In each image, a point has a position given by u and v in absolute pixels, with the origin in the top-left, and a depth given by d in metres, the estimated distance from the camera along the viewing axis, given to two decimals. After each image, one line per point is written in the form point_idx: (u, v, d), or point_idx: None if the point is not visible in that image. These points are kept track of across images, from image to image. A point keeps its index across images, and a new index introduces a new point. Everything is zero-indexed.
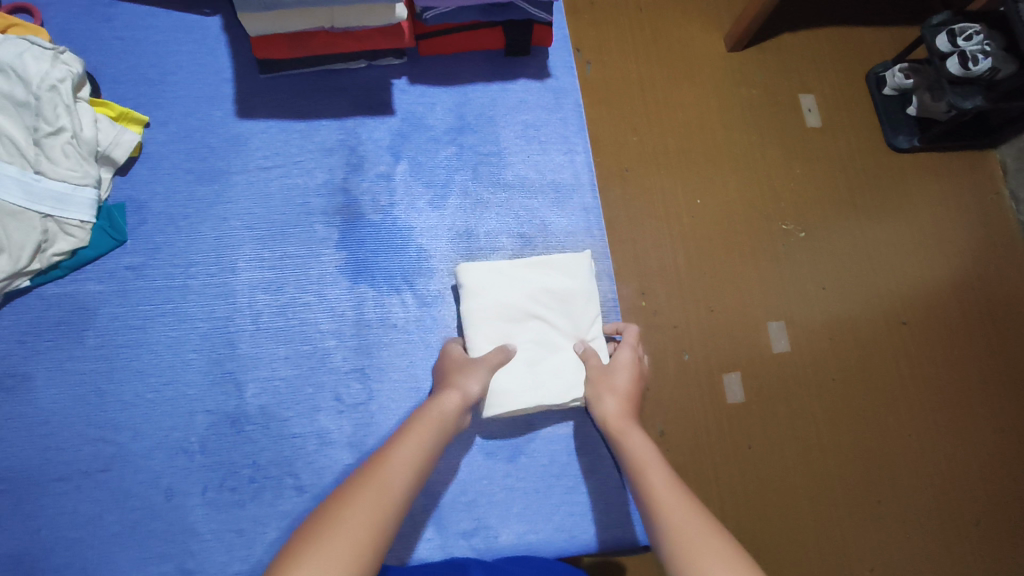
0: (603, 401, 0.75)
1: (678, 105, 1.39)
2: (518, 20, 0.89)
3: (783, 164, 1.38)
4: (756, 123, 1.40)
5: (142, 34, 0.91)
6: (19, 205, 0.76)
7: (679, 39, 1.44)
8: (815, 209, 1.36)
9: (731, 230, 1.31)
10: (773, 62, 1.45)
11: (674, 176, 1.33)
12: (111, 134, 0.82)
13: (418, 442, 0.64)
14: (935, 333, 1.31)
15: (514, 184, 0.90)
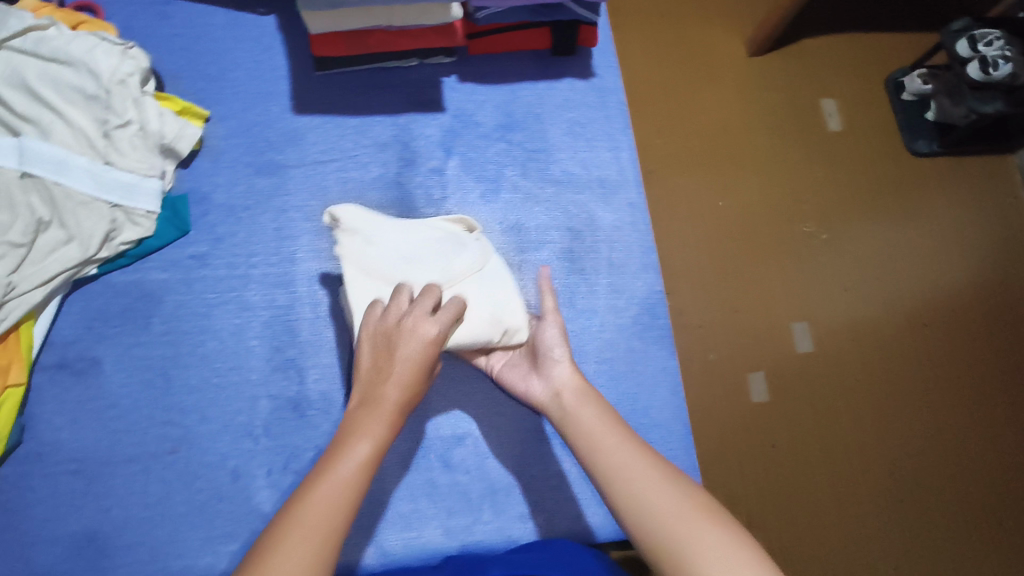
0: (558, 370, 0.74)
1: (702, 108, 1.42)
2: (565, 22, 0.92)
3: (804, 167, 1.40)
4: (778, 127, 1.42)
5: (200, 31, 0.94)
6: (91, 194, 0.79)
7: (701, 44, 1.47)
8: (836, 211, 1.38)
9: (753, 232, 1.34)
10: (796, 66, 1.48)
11: (698, 179, 1.35)
12: (175, 127, 0.83)
13: (359, 458, 0.63)
14: (955, 334, 1.32)
15: (561, 180, 0.93)
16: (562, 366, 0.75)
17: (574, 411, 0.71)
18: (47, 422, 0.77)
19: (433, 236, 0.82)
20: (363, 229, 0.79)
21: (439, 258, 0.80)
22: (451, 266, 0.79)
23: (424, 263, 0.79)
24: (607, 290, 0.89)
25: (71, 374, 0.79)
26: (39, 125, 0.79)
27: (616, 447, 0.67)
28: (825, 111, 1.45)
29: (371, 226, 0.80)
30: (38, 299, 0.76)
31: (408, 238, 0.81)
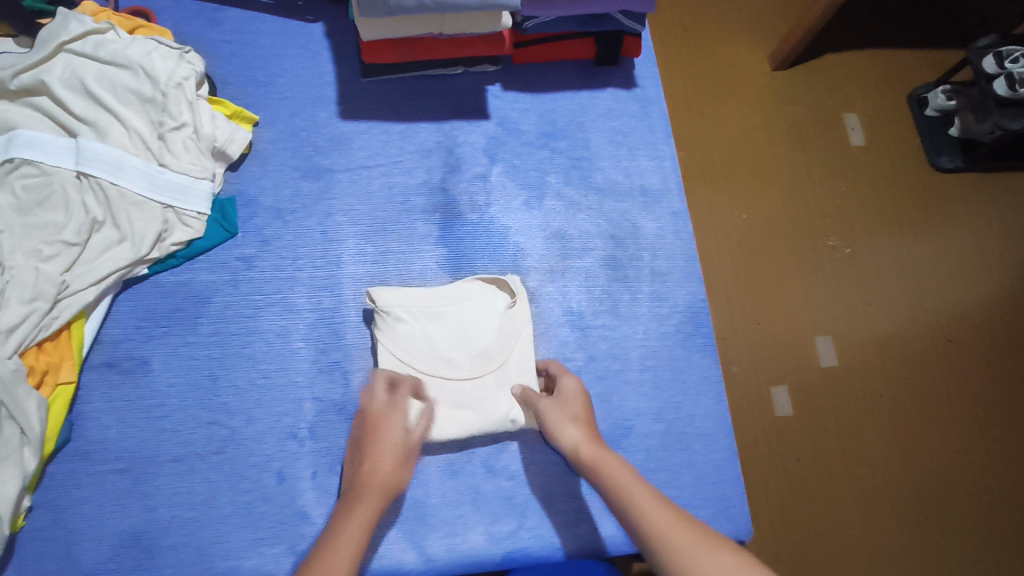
0: (565, 434, 0.74)
1: (728, 121, 1.42)
2: (610, 31, 0.93)
3: (829, 181, 1.40)
4: (803, 141, 1.43)
5: (249, 37, 0.95)
6: (144, 195, 0.80)
7: (727, 58, 1.48)
8: (859, 227, 1.37)
9: (778, 246, 1.34)
10: (823, 81, 1.48)
11: (722, 192, 1.35)
12: (226, 131, 0.85)
13: (354, 536, 0.64)
14: (982, 352, 1.31)
15: (604, 188, 0.93)
16: (572, 431, 0.74)
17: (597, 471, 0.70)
18: (94, 420, 0.77)
19: (473, 311, 0.83)
20: (403, 302, 0.81)
21: (473, 343, 0.82)
22: (474, 345, 0.82)
23: (458, 343, 0.82)
24: (649, 298, 0.90)
25: (120, 372, 0.79)
26: (95, 125, 0.80)
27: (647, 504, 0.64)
28: (848, 126, 1.45)
29: (410, 297, 0.82)
30: (91, 298, 0.77)
31: (448, 308, 0.83)
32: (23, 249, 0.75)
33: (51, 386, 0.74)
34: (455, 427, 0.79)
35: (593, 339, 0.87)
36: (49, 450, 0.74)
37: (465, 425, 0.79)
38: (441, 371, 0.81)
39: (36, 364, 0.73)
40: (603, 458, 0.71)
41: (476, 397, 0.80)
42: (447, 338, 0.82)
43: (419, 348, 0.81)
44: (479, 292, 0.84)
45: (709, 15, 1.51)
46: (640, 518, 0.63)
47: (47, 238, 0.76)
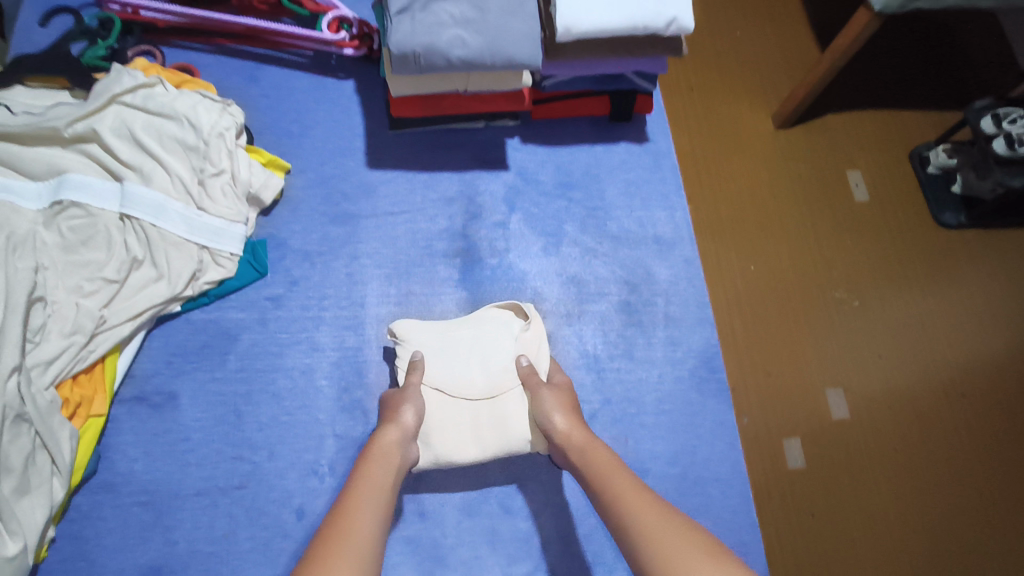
0: (555, 422, 0.76)
1: (731, 178, 1.48)
2: (624, 90, 0.99)
3: (834, 236, 1.44)
4: (808, 196, 1.47)
5: (285, 92, 1.02)
6: (182, 236, 0.84)
7: (731, 117, 1.55)
8: (867, 280, 1.40)
9: (788, 297, 1.36)
10: (823, 141, 1.54)
11: (727, 246, 1.39)
12: (262, 178, 0.91)
13: (383, 456, 0.70)
14: (996, 406, 1.31)
15: (618, 236, 0.97)
16: (563, 417, 0.76)
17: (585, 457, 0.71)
18: (122, 452, 0.79)
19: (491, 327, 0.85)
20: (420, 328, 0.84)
21: (493, 360, 0.83)
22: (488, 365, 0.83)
23: (478, 362, 0.83)
24: (663, 342, 0.92)
25: (149, 407, 0.81)
26: (140, 171, 0.85)
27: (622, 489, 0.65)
28: (851, 182, 1.50)
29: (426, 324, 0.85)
30: (126, 332, 0.80)
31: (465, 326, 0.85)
32: (66, 285, 0.79)
33: (83, 417, 0.76)
34: (476, 450, 0.80)
35: (609, 381, 0.89)
36: (77, 481, 0.75)
37: (486, 446, 0.80)
38: (463, 391, 0.82)
39: (70, 397, 0.75)
40: (590, 439, 0.73)
41: (497, 417, 0.81)
42: (466, 356, 0.84)
43: (438, 368, 0.83)
44: (494, 316, 0.86)
45: (714, 76, 1.60)
46: (619, 507, 0.64)
47: (89, 275, 0.80)
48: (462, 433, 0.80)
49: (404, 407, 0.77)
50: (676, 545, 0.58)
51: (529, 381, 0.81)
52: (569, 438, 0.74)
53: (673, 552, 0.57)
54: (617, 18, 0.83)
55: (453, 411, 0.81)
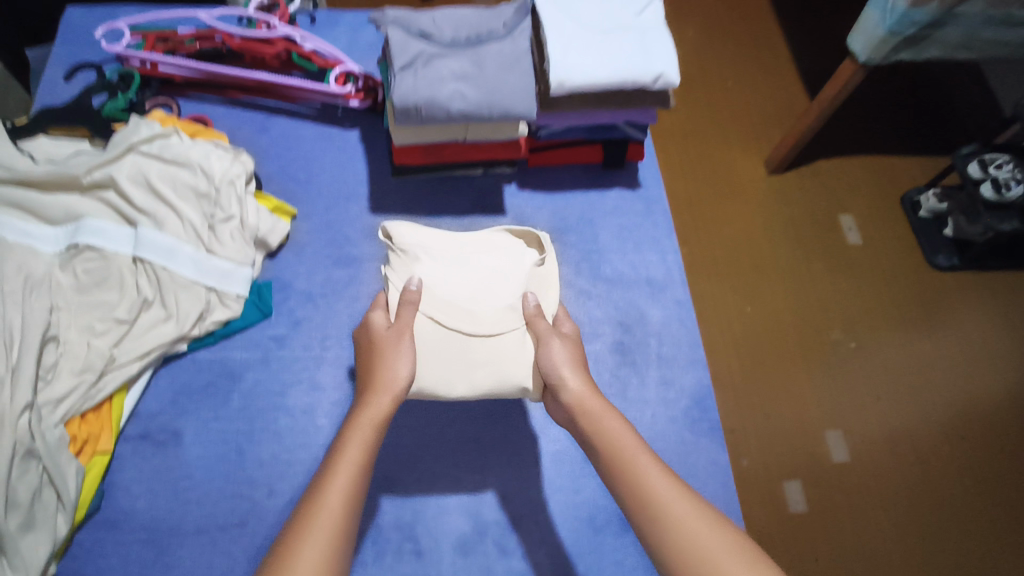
0: (568, 379, 0.76)
1: (724, 220, 1.53)
2: (616, 139, 1.04)
3: (829, 278, 1.48)
4: (802, 236, 1.52)
5: (293, 142, 1.07)
6: (191, 278, 0.88)
7: (726, 162, 1.62)
8: (861, 322, 1.43)
9: (785, 337, 1.39)
10: (814, 182, 1.60)
11: (724, 283, 1.43)
12: (269, 222, 0.94)
13: (367, 431, 0.70)
14: (998, 449, 1.32)
15: (612, 279, 1.01)
16: (574, 376, 0.77)
17: (604, 433, 0.72)
18: (125, 489, 0.81)
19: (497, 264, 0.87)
20: (419, 241, 0.88)
21: (498, 299, 0.84)
22: (492, 303, 0.84)
23: (484, 300, 0.84)
24: (657, 382, 0.94)
25: (153, 444, 0.83)
26: (154, 216, 0.89)
27: (651, 477, 0.67)
28: (844, 226, 1.55)
29: (424, 239, 0.89)
30: (134, 371, 0.82)
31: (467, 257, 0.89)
32: (78, 325, 0.82)
33: (88, 454, 0.78)
34: (466, 387, 0.79)
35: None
36: (81, 517, 0.77)
37: (477, 385, 0.79)
38: (461, 322, 0.82)
39: (78, 433, 0.78)
40: (605, 408, 0.74)
41: (494, 356, 0.80)
42: (467, 286, 0.85)
43: (437, 291, 0.84)
44: (506, 258, 0.89)
45: (708, 124, 1.69)
46: (649, 498, 0.65)
47: (100, 315, 0.83)
48: (456, 367, 0.79)
49: (394, 366, 0.75)
50: (712, 545, 0.61)
51: (536, 325, 0.82)
52: (584, 401, 0.75)
53: (706, 550, 0.61)
54: (605, 72, 0.88)
55: (448, 340, 0.80)
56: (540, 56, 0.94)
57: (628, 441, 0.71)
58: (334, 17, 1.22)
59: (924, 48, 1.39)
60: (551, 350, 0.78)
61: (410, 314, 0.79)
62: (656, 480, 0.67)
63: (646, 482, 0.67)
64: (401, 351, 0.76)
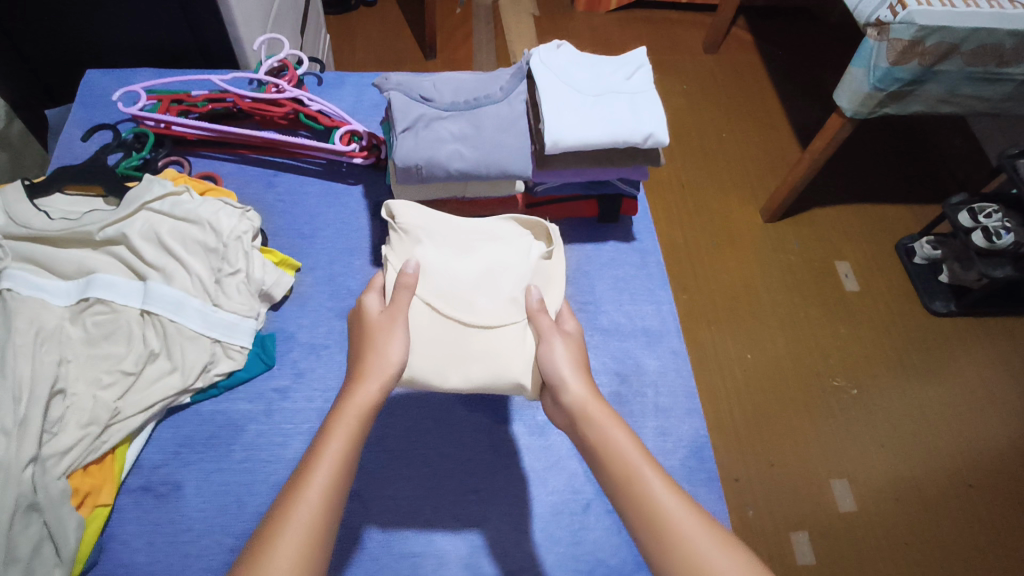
0: (570, 386, 0.76)
1: (728, 267, 1.95)
2: (611, 194, 1.08)
3: (831, 321, 1.84)
4: (804, 291, 1.90)
5: (299, 198, 1.12)
6: (197, 330, 0.90)
7: (733, 227, 2.05)
8: (865, 371, 1.73)
9: (801, 387, 1.71)
10: (807, 232, 2.03)
11: (727, 334, 1.80)
12: (274, 276, 0.97)
13: (352, 422, 0.70)
14: (1001, 490, 1.55)
15: (608, 329, 1.03)
16: (578, 384, 0.76)
17: (609, 442, 0.71)
18: (125, 542, 0.81)
19: (501, 257, 0.91)
20: (423, 225, 0.91)
21: (500, 293, 0.88)
22: (491, 297, 0.87)
23: (485, 294, 0.88)
24: (654, 433, 0.95)
25: (154, 496, 0.84)
26: (163, 271, 0.92)
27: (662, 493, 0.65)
28: (843, 270, 1.94)
29: (427, 222, 0.92)
30: (137, 424, 0.84)
31: (472, 245, 0.92)
32: (86, 377, 0.83)
33: (89, 507, 0.79)
34: (460, 378, 0.81)
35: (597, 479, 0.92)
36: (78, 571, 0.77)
37: (471, 378, 0.81)
38: (459, 314, 0.85)
39: (80, 486, 0.78)
40: (610, 415, 0.72)
41: (492, 350, 0.83)
42: (467, 275, 0.89)
43: (435, 281, 0.87)
44: (508, 253, 0.92)
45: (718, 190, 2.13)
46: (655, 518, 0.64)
47: (108, 367, 0.85)
48: (449, 357, 0.82)
49: (384, 360, 0.75)
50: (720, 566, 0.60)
51: (537, 321, 0.84)
52: (588, 408, 0.73)
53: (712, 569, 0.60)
54: (596, 133, 0.92)
55: (444, 329, 0.83)
56: (535, 117, 0.98)
57: (634, 453, 0.69)
58: (340, 79, 1.28)
59: (910, 102, 1.71)
60: (553, 350, 0.79)
61: (405, 298, 0.81)
62: (665, 497, 0.65)
63: (654, 497, 0.65)
64: (392, 344, 0.77)
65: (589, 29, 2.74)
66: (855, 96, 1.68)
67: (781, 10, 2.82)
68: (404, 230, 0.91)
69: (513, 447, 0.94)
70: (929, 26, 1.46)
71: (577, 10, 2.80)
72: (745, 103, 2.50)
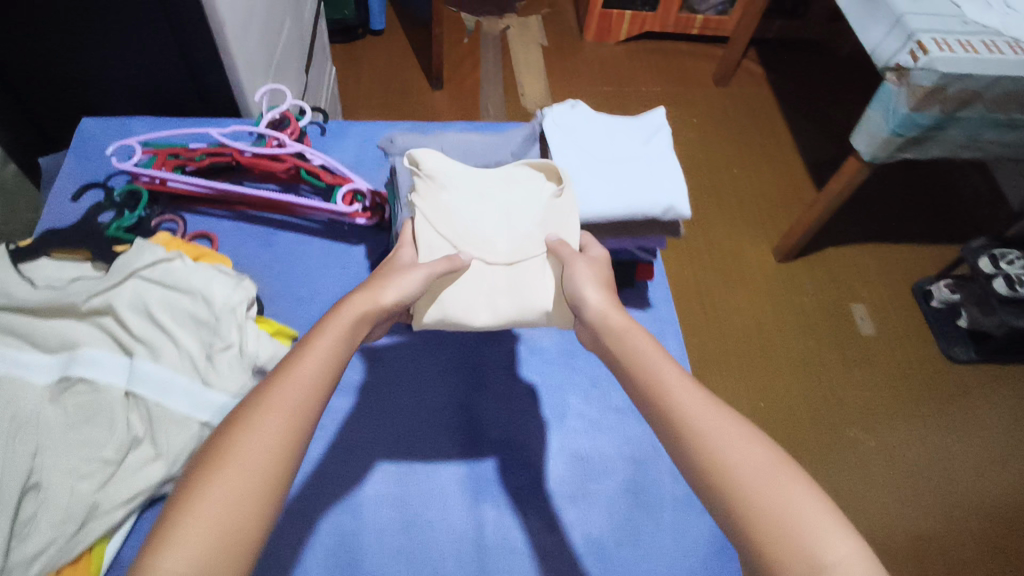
0: (588, 297, 0.79)
1: (739, 311, 1.98)
2: (625, 260, 1.03)
3: (843, 367, 1.88)
4: (818, 337, 1.94)
5: (298, 259, 1.07)
6: (185, 413, 0.84)
7: (747, 271, 2.07)
8: (880, 423, 1.77)
9: (816, 441, 1.73)
10: (819, 275, 2.06)
11: (738, 383, 1.83)
12: (270, 350, 0.91)
13: (342, 324, 0.72)
14: (1015, 546, 1.59)
15: (623, 407, 0.99)
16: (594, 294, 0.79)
17: (627, 339, 0.74)
18: None
19: (521, 194, 0.88)
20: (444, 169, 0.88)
21: (522, 229, 0.86)
22: (514, 235, 0.86)
23: (506, 231, 0.86)
24: (673, 525, 0.89)
25: None
26: (151, 348, 0.87)
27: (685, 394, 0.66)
28: (857, 315, 1.98)
29: (450, 168, 0.89)
30: (118, 518, 0.77)
31: (494, 185, 0.89)
32: (62, 467, 0.77)
33: None
34: (488, 315, 0.83)
35: (612, 413, 0.99)
36: None
37: (500, 312, 0.83)
38: (482, 255, 0.84)
39: None
40: (629, 321, 0.75)
41: (516, 284, 0.84)
42: (491, 217, 0.87)
43: (458, 225, 0.86)
44: (528, 187, 0.88)
45: (729, 233, 2.16)
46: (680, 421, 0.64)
47: (87, 455, 0.78)
48: (475, 294, 0.83)
49: (385, 288, 0.77)
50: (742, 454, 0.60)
51: (559, 252, 0.83)
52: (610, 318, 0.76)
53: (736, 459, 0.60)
54: (617, 205, 0.88)
55: (468, 271, 0.84)
56: None
57: (655, 354, 0.71)
58: (344, 128, 1.24)
59: (930, 147, 1.70)
60: (575, 270, 0.80)
61: (444, 267, 0.80)
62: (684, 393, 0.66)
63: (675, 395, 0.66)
64: (400, 276, 0.78)
65: (598, 60, 2.71)
66: (874, 138, 1.69)
67: (793, 42, 2.78)
68: (428, 175, 0.88)
69: (533, 388, 1.00)
70: (951, 74, 1.48)
71: (586, 41, 2.77)
72: (756, 137, 2.45)
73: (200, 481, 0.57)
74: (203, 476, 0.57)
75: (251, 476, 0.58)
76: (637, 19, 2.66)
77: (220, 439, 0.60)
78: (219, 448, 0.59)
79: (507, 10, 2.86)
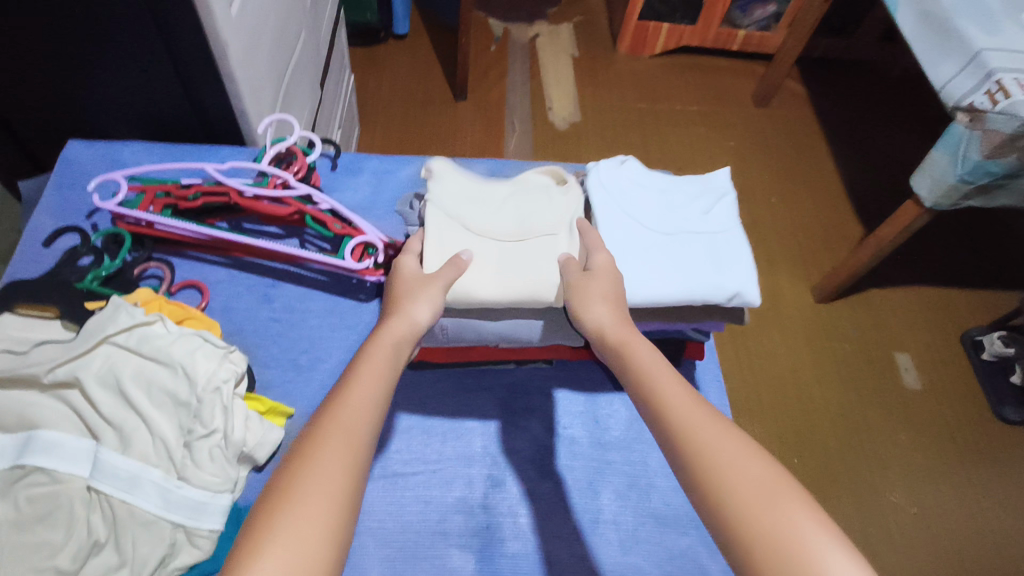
0: (591, 312, 0.72)
1: (773, 355, 1.83)
2: (670, 338, 0.90)
3: (885, 422, 1.73)
4: (859, 387, 1.78)
5: (299, 317, 0.95)
6: (155, 513, 0.72)
7: (783, 310, 1.92)
8: (924, 488, 1.62)
9: (854, 504, 1.58)
10: (862, 320, 1.91)
11: (770, 433, 1.67)
12: (259, 433, 0.80)
13: (386, 351, 0.68)
14: None
15: (663, 515, 0.85)
16: (598, 309, 0.72)
17: (624, 349, 0.69)
18: None
19: (529, 195, 0.87)
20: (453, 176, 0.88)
21: (533, 218, 0.84)
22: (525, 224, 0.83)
23: (516, 220, 0.84)
24: None
25: None
26: (122, 431, 0.75)
27: (696, 417, 0.62)
28: (902, 365, 1.82)
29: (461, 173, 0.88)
30: None
31: (501, 189, 0.88)
32: None
33: None
34: (496, 290, 0.77)
35: (648, 495, 0.86)
36: None
37: (508, 287, 0.77)
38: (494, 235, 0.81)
39: None
40: (628, 333, 0.70)
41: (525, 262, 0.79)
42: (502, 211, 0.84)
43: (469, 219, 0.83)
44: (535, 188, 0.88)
45: (766, 268, 2.01)
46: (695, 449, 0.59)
47: (36, 564, 0.65)
48: (485, 268, 0.78)
49: (416, 303, 0.72)
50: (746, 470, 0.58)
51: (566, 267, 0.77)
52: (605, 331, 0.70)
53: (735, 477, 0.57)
54: (672, 288, 0.75)
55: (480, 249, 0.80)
56: None
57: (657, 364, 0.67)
58: (357, 163, 1.11)
59: (996, 197, 1.52)
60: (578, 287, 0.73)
61: (450, 274, 0.75)
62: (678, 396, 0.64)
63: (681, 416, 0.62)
64: (428, 291, 0.74)
65: (631, 74, 2.56)
66: (937, 185, 1.50)
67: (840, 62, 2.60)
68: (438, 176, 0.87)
69: (556, 464, 0.87)
70: None
71: (619, 52, 2.62)
72: (797, 164, 2.30)
73: (263, 526, 0.52)
74: (265, 521, 0.53)
75: (317, 519, 0.53)
76: (675, 32, 2.51)
77: (277, 481, 0.56)
78: (276, 490, 0.55)
79: (538, 15, 2.72)
